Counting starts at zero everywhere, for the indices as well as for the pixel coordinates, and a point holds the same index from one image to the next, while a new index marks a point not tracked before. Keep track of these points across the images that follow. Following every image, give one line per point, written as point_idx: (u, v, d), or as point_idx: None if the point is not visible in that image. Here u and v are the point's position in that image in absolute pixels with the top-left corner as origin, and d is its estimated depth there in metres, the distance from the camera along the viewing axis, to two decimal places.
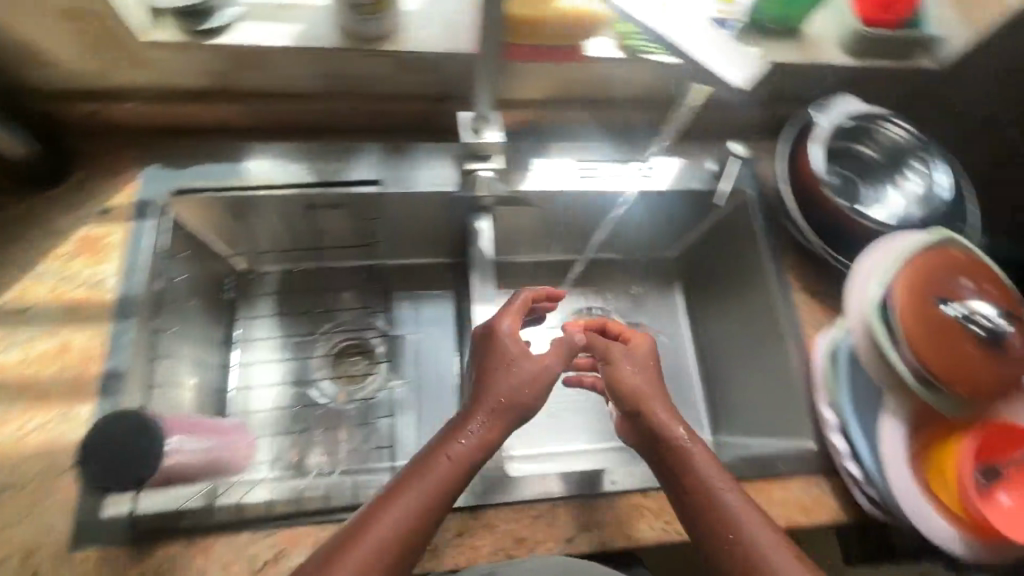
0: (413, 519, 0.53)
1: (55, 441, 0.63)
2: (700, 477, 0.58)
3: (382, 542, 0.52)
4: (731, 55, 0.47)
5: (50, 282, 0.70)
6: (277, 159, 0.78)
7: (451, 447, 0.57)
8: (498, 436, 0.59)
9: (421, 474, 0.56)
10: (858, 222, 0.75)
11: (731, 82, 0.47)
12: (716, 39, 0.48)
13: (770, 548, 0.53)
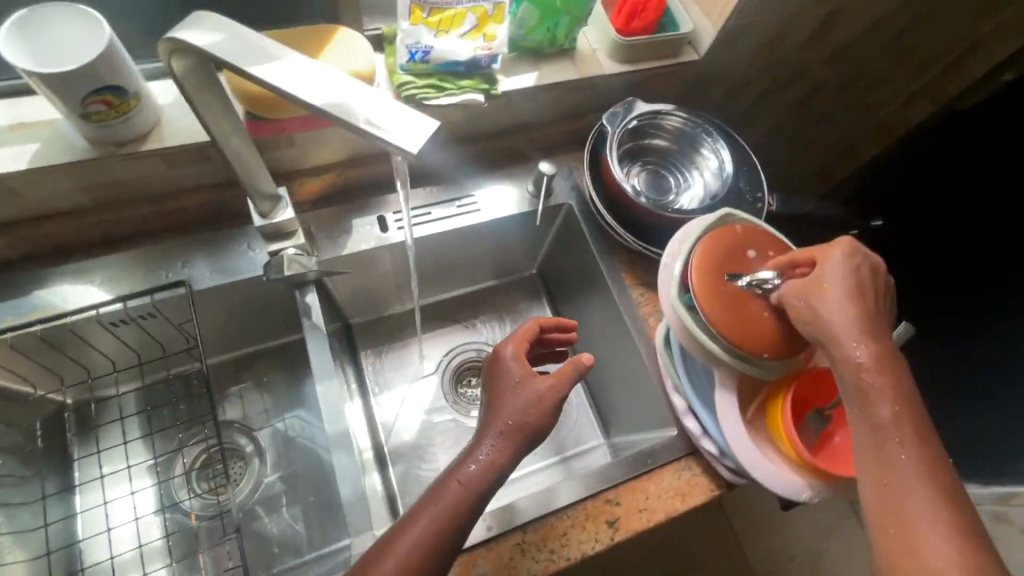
0: (439, 531, 0.54)
1: None
2: (851, 359, 0.55)
3: (419, 550, 0.53)
4: (402, 118, 0.40)
5: None
6: (61, 286, 0.72)
7: (472, 462, 0.59)
8: (509, 459, 0.60)
9: (446, 484, 0.57)
10: (662, 215, 0.80)
11: (407, 149, 0.39)
12: (384, 105, 0.40)
13: (887, 424, 0.52)
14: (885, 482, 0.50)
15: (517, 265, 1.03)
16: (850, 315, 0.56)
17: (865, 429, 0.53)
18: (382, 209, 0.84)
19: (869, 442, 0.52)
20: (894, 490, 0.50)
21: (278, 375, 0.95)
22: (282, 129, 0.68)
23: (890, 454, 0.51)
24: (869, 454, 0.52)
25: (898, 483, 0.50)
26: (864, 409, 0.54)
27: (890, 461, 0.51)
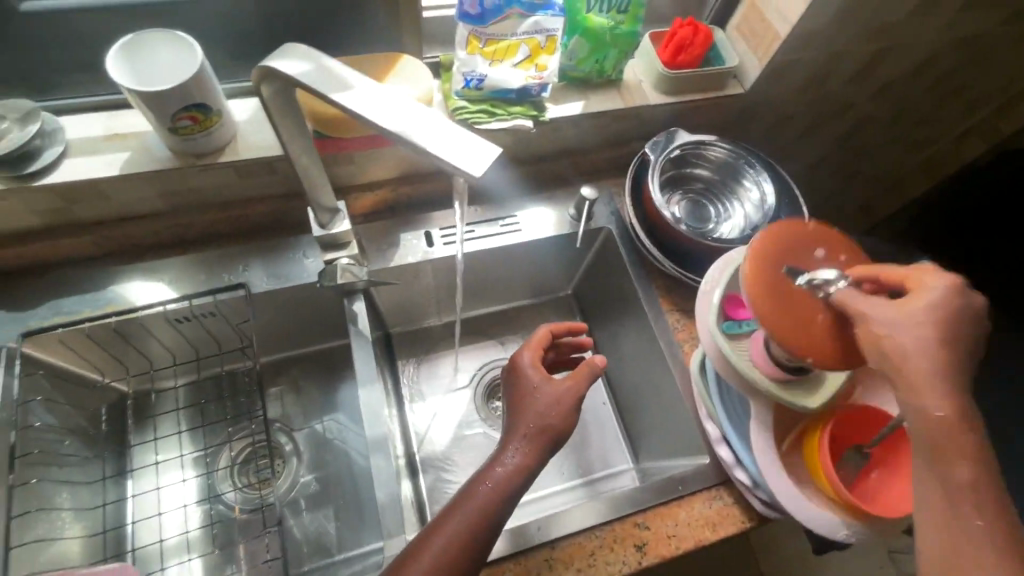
0: (471, 531, 0.57)
1: None
2: (921, 400, 0.48)
3: (452, 548, 0.55)
4: (468, 145, 0.43)
5: None
6: (135, 282, 0.78)
7: (503, 465, 0.61)
8: (537, 459, 0.62)
9: (479, 486, 0.59)
10: (701, 243, 0.81)
11: (469, 175, 0.42)
12: (452, 132, 0.43)
13: (953, 479, 0.47)
14: (946, 537, 0.47)
15: (552, 286, 1.05)
16: (931, 342, 0.48)
17: (927, 478, 0.49)
18: (429, 224, 0.88)
19: (928, 491, 0.49)
20: (956, 546, 0.46)
21: (320, 378, 0.99)
22: (344, 147, 0.73)
23: (958, 510, 0.47)
24: (938, 507, 0.48)
25: (966, 543, 0.46)
26: (942, 459, 0.48)
27: (954, 515, 0.47)
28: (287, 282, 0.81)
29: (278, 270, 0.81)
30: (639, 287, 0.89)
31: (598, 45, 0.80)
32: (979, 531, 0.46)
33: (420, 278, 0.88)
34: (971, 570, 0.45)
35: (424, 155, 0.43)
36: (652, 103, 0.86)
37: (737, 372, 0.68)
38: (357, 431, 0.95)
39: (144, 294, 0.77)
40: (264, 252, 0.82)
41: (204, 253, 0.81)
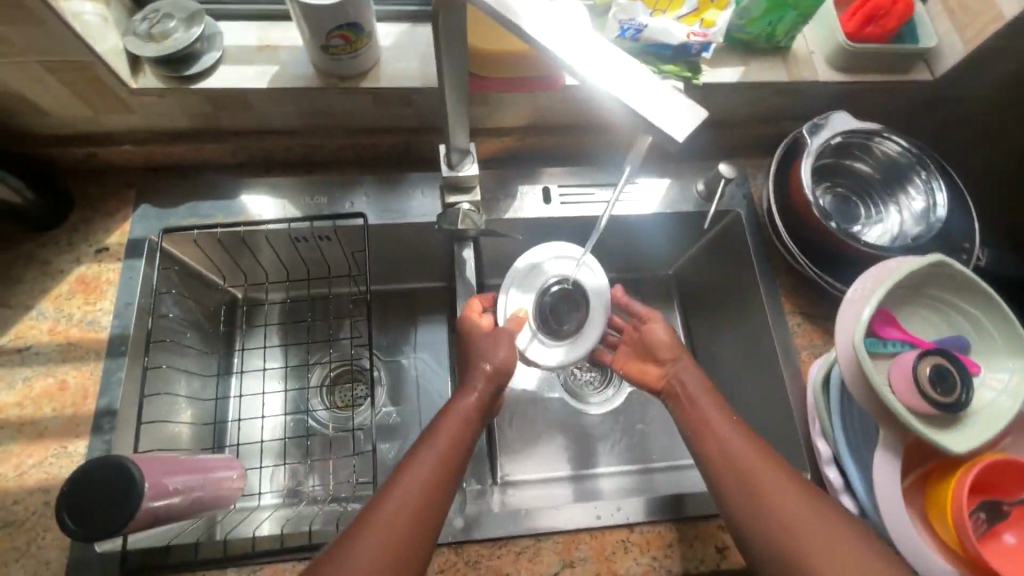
0: (447, 460, 0.59)
1: (50, 478, 0.65)
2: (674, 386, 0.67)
3: (432, 471, 0.57)
4: (671, 105, 0.39)
5: (48, 321, 0.72)
6: (265, 196, 0.80)
7: (464, 403, 0.64)
8: (488, 397, 0.66)
9: (445, 421, 0.62)
10: (851, 245, 0.73)
11: (669, 137, 0.39)
12: (654, 89, 0.40)
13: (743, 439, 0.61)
14: (732, 480, 0.58)
15: (657, 264, 0.99)
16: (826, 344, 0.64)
17: (726, 444, 0.60)
18: (548, 180, 0.84)
19: (732, 448, 0.60)
20: (751, 481, 0.57)
21: (411, 317, 1.00)
22: (484, 88, 0.70)
23: (735, 461, 0.59)
24: (743, 465, 0.58)
25: (757, 482, 0.57)
26: (704, 431, 0.62)
27: (741, 464, 0.59)
28: (402, 218, 0.81)
29: (396, 205, 0.81)
30: (760, 282, 0.82)
31: (778, 5, 0.70)
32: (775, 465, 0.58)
33: (528, 234, 0.86)
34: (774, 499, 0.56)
35: (621, 108, 0.40)
36: (821, 79, 0.77)
37: (875, 398, 0.61)
38: (440, 375, 0.97)
39: (271, 208, 0.79)
40: (385, 184, 0.82)
41: (329, 178, 0.82)
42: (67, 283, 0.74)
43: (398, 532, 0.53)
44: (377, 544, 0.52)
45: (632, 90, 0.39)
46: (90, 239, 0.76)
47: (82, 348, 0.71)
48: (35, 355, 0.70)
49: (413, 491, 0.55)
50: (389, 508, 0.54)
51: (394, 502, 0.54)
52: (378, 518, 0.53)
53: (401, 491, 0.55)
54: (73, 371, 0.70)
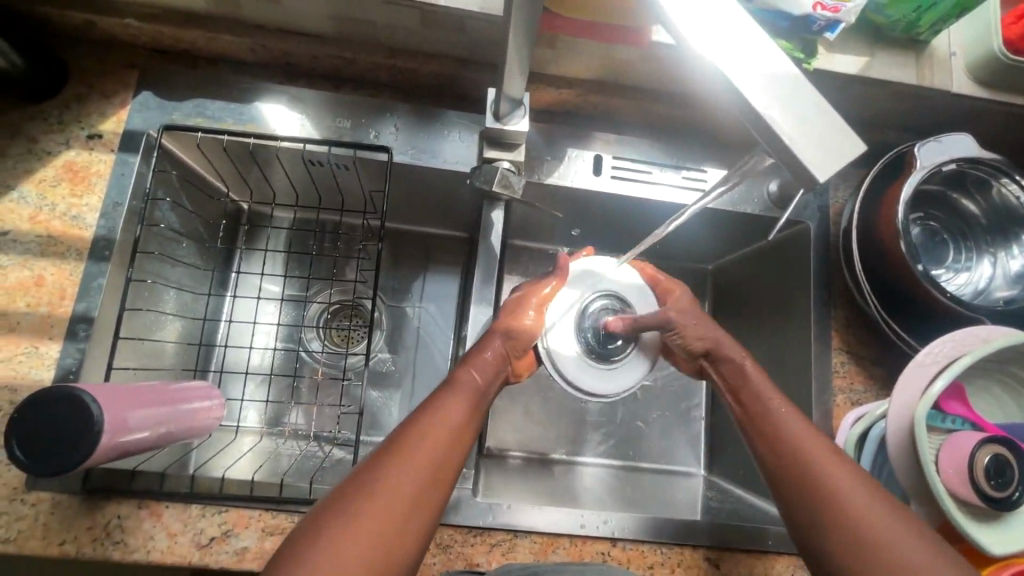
0: (432, 457, 0.48)
1: (17, 378, 0.61)
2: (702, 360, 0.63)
3: (420, 461, 0.48)
4: (817, 122, 0.29)
5: (29, 208, 0.65)
6: (283, 107, 0.70)
7: (466, 387, 0.55)
8: (490, 383, 0.58)
9: (441, 404, 0.53)
10: (934, 295, 0.63)
11: (807, 173, 0.29)
12: (794, 94, 0.29)
13: (804, 429, 0.53)
14: (825, 513, 0.47)
15: (698, 256, 0.89)
16: (904, 417, 0.55)
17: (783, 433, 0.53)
18: (602, 147, 0.73)
19: (800, 442, 0.52)
20: (830, 488, 0.48)
21: (424, 261, 0.92)
22: (555, 28, 0.59)
23: (820, 480, 0.49)
24: (797, 450, 0.51)
25: (839, 491, 0.48)
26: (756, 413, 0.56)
27: (811, 468, 0.50)
28: (434, 159, 0.71)
29: (430, 144, 0.71)
30: (812, 309, 0.73)
31: None
32: (857, 472, 0.49)
33: (567, 203, 0.76)
34: (853, 509, 0.46)
35: (745, 112, 0.30)
36: (952, 90, 0.64)
37: (917, 474, 0.54)
38: (444, 328, 0.90)
39: (289, 119, 0.70)
40: (419, 116, 0.72)
41: (358, 97, 0.72)
42: (52, 165, 0.66)
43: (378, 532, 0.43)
44: (352, 541, 0.42)
45: (769, 95, 0.29)
46: (81, 119, 0.68)
47: (62, 244, 0.65)
48: (11, 243, 0.64)
49: (400, 483, 0.46)
50: (370, 501, 0.44)
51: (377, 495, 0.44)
52: (354, 512, 0.43)
53: (383, 481, 0.45)
54: (49, 269, 0.64)
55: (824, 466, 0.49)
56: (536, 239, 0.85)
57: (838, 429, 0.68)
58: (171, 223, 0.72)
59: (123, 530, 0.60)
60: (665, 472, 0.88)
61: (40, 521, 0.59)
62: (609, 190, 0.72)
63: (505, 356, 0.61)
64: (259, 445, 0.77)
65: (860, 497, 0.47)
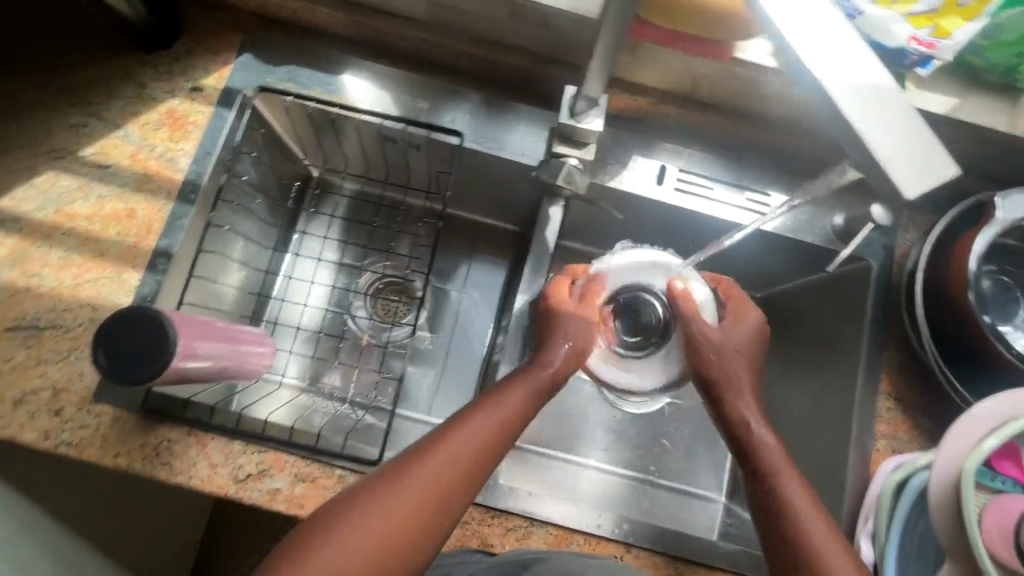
0: (453, 475, 0.51)
1: (100, 299, 0.67)
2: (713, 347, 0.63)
3: (425, 486, 0.50)
4: (916, 141, 0.30)
5: (131, 146, 0.71)
6: (368, 82, 0.74)
7: (511, 403, 0.57)
8: (528, 408, 0.58)
9: (472, 421, 0.54)
10: (999, 351, 0.60)
11: (897, 187, 0.30)
12: (877, 113, 0.30)
13: (795, 483, 0.55)
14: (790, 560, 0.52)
15: (746, 282, 0.87)
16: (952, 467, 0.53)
17: (772, 472, 0.56)
18: (670, 159, 0.74)
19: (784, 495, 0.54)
20: (790, 510, 0.53)
21: (478, 250, 0.95)
22: (642, 35, 0.58)
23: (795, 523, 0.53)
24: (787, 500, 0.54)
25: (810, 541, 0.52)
26: (753, 471, 0.57)
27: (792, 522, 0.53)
28: (503, 149, 0.73)
29: (500, 135, 0.73)
30: (864, 350, 0.71)
31: None
32: (832, 528, 0.52)
33: (626, 210, 0.77)
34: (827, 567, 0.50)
35: (839, 121, 0.31)
36: None
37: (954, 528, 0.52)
38: (487, 316, 0.92)
39: (374, 93, 0.73)
40: (495, 106, 0.74)
41: (439, 81, 0.75)
42: (157, 110, 0.72)
43: (380, 535, 0.48)
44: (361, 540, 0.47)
45: (866, 108, 0.30)
46: (186, 72, 0.73)
47: (155, 184, 0.70)
48: (111, 175, 0.70)
49: (409, 491, 0.50)
50: (374, 516, 0.48)
51: (386, 500, 0.49)
52: (367, 517, 0.48)
53: (387, 500, 0.49)
54: (140, 204, 0.69)
55: (802, 509, 0.53)
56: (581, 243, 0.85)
57: (875, 474, 0.66)
58: (253, 177, 0.77)
59: (171, 453, 0.64)
60: (691, 492, 0.87)
61: (100, 433, 0.64)
62: (672, 200, 0.72)
63: (548, 379, 0.60)
64: (297, 400, 0.80)
65: (824, 543, 0.51)
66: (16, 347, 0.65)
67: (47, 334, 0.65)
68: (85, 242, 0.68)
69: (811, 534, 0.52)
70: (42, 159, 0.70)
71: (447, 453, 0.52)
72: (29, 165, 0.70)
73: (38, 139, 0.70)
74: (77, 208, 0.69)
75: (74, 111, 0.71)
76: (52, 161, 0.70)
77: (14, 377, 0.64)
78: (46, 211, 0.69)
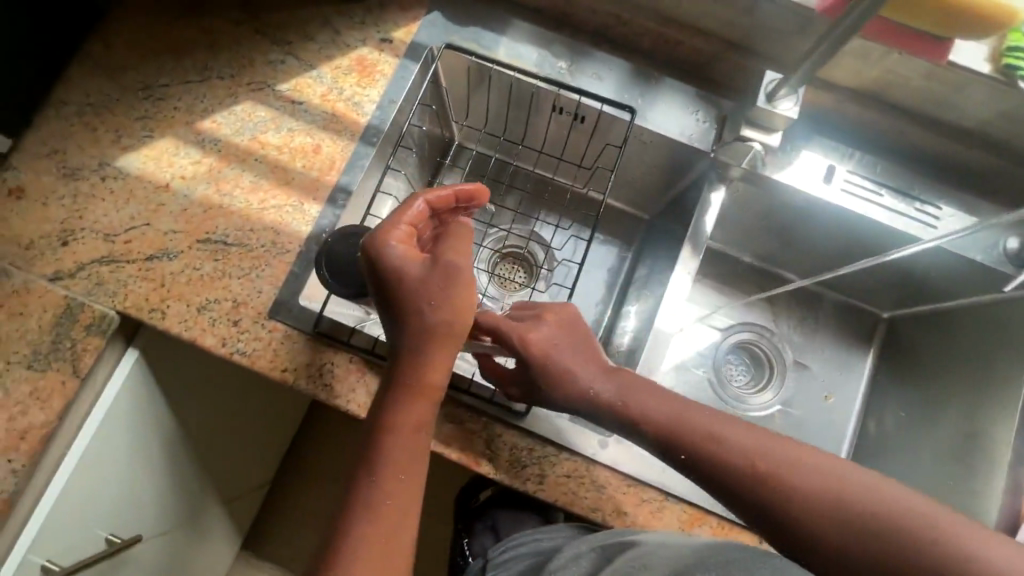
0: (411, 462, 0.52)
1: (282, 224, 0.71)
2: (610, 400, 0.57)
3: (388, 487, 0.50)
4: None
5: (322, 87, 0.75)
6: (547, 51, 0.77)
7: (417, 374, 0.53)
8: (435, 372, 0.53)
9: (391, 402, 0.53)
10: None
11: None
12: None
13: (761, 440, 0.52)
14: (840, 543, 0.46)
15: (875, 300, 0.90)
16: None
17: (723, 455, 0.52)
18: (838, 159, 0.73)
19: (765, 479, 0.50)
20: (778, 487, 0.49)
21: (601, 228, 0.91)
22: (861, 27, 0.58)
23: (796, 496, 0.48)
24: (766, 482, 0.49)
25: (825, 495, 0.47)
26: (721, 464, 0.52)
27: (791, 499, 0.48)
28: (672, 128, 0.74)
29: (668, 115, 0.75)
30: None
31: None
32: (824, 457, 0.50)
33: (782, 206, 0.77)
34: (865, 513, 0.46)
35: None
36: None
37: None
38: (599, 294, 0.87)
39: (552, 63, 0.77)
40: (665, 88, 0.76)
41: (613, 58, 0.77)
42: (348, 55, 0.77)
43: (381, 546, 0.48)
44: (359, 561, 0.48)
45: None
46: (378, 24, 0.78)
47: (341, 124, 0.74)
48: (303, 111, 0.74)
49: (377, 496, 0.50)
50: (356, 537, 0.48)
51: (377, 497, 0.50)
52: (353, 539, 0.48)
53: (363, 514, 0.49)
54: (326, 140, 0.74)
55: (789, 472, 0.49)
56: (717, 240, 0.91)
57: None
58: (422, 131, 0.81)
59: (333, 376, 0.67)
60: None
61: (270, 348, 0.68)
62: (842, 199, 0.71)
63: (406, 352, 0.53)
64: None
65: (820, 489, 0.48)
66: (204, 258, 0.69)
67: (232, 251, 0.70)
68: (274, 170, 0.72)
69: (780, 460, 0.50)
70: (242, 89, 0.75)
71: (386, 460, 0.51)
72: (231, 94, 0.75)
73: (241, 71, 0.76)
74: (269, 137, 0.74)
75: (273, 50, 0.77)
76: (251, 92, 0.75)
77: (199, 285, 0.69)
78: (241, 137, 0.73)
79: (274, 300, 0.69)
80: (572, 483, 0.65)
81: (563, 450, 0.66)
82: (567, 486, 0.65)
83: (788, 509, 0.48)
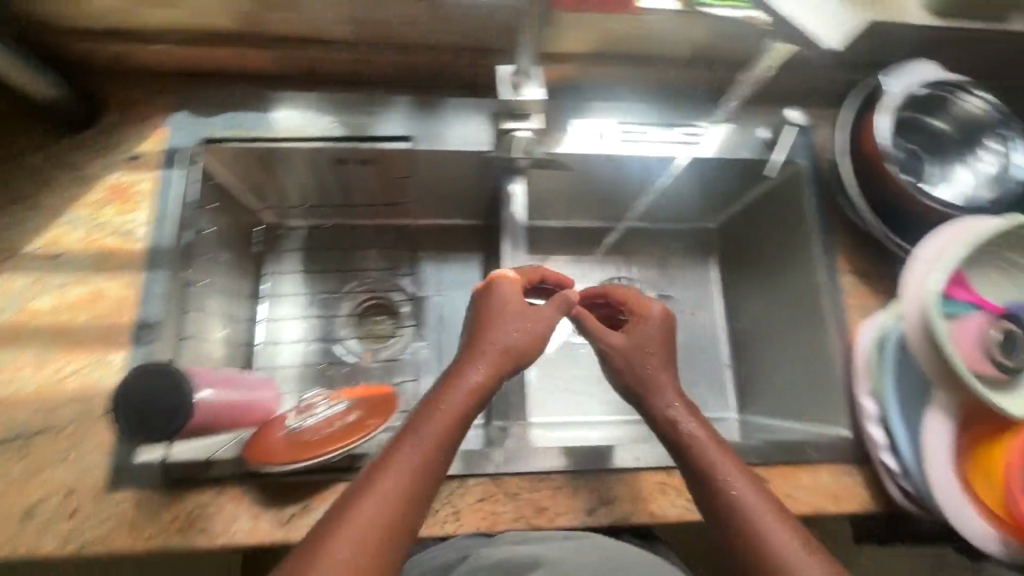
0: (401, 497, 0.49)
1: (90, 386, 0.64)
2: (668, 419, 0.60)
3: (370, 519, 0.47)
4: None
5: (81, 229, 0.69)
6: (309, 110, 0.76)
7: (437, 408, 0.54)
8: (452, 430, 0.54)
9: (406, 440, 0.52)
10: (924, 203, 0.71)
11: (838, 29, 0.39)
12: None
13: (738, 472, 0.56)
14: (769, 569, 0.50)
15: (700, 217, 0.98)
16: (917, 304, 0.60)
17: (720, 476, 0.55)
18: (605, 115, 0.80)
19: (736, 500, 0.54)
20: (744, 509, 0.53)
21: (440, 252, 0.92)
22: None
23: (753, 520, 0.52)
24: (741, 503, 0.53)
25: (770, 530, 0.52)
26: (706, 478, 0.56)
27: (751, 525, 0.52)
28: (452, 140, 0.77)
29: (445, 129, 0.77)
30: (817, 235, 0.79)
31: None
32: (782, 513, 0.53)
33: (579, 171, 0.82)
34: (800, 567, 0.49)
35: None
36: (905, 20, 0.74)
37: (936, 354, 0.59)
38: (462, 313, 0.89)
39: (317, 119, 0.75)
40: (433, 105, 0.78)
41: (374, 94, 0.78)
42: (100, 185, 0.71)
43: (358, 560, 0.45)
44: None
45: None
46: (120, 143, 0.73)
47: (117, 259, 0.68)
48: (70, 261, 0.68)
49: (354, 530, 0.46)
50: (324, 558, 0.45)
51: (354, 524, 0.46)
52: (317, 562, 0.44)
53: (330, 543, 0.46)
54: (107, 282, 0.68)
55: (753, 501, 0.53)
56: (551, 219, 0.94)
57: (858, 341, 0.73)
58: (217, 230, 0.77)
59: (205, 517, 0.62)
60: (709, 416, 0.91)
61: (124, 521, 0.60)
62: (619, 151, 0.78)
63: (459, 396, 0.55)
64: None
65: (778, 537, 0.51)
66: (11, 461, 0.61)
67: (41, 439, 0.62)
68: (60, 335, 0.65)
69: (748, 499, 0.54)
70: None
71: (380, 491, 0.49)
72: None
73: None
74: (41, 303, 0.66)
75: (10, 211, 0.69)
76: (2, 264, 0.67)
77: (14, 492, 0.60)
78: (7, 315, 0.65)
79: (111, 469, 0.62)
80: (487, 505, 0.65)
81: (468, 478, 0.66)
82: (484, 510, 0.65)
83: (748, 534, 0.52)
